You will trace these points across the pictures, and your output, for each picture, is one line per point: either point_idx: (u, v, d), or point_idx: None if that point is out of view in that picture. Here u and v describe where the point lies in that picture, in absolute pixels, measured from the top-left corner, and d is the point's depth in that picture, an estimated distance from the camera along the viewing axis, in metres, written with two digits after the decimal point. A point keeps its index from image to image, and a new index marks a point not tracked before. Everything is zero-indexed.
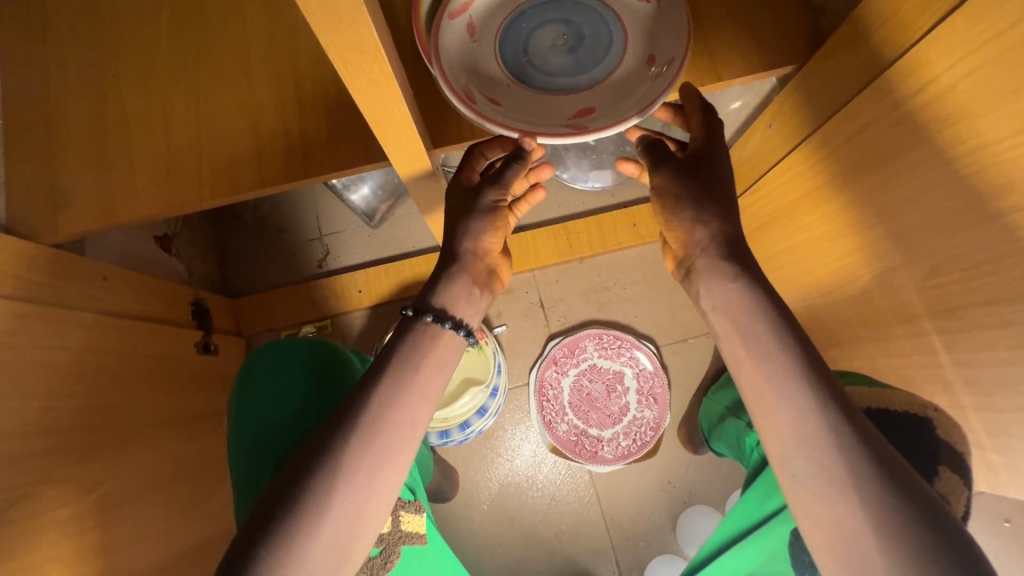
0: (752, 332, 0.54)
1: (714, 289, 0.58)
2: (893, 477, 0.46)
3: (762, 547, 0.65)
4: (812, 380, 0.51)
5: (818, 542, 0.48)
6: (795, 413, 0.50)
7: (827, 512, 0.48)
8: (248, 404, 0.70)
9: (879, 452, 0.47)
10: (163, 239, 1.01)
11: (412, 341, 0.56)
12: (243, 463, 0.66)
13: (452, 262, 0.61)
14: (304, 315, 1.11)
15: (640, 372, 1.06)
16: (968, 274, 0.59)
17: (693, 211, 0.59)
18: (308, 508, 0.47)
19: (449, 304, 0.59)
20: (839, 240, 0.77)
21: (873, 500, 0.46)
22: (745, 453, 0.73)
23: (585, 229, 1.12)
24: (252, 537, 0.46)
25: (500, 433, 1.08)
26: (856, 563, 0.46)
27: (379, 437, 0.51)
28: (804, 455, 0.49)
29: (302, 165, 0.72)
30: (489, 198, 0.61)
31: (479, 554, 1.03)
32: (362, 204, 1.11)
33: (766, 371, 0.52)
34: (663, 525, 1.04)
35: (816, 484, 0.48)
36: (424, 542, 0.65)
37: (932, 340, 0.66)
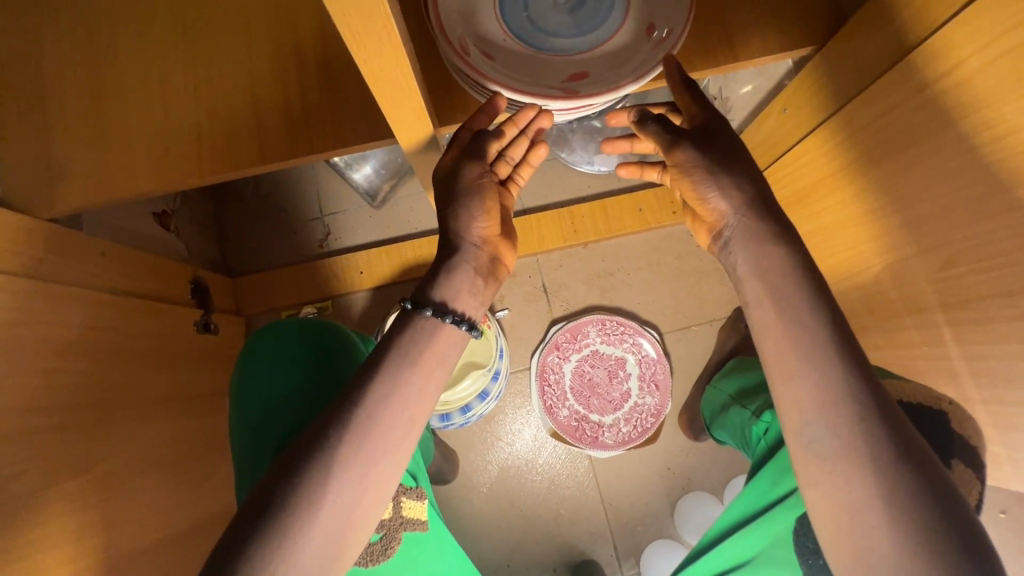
0: (787, 297, 0.53)
1: (753, 252, 0.55)
2: (909, 460, 0.45)
3: (763, 535, 0.65)
4: (839, 350, 0.50)
5: (823, 513, 0.48)
6: (815, 383, 0.49)
7: (838, 485, 0.47)
8: (250, 383, 0.69)
9: (901, 433, 0.47)
10: (161, 216, 1.00)
11: (411, 334, 0.54)
12: (240, 444, 0.66)
13: (449, 254, 0.58)
14: (305, 295, 1.10)
15: (642, 359, 1.06)
16: (983, 266, 0.57)
17: (707, 191, 0.57)
18: (300, 506, 0.46)
19: (449, 297, 0.57)
20: (853, 229, 0.75)
21: (886, 476, 0.45)
22: (749, 441, 0.72)
23: (590, 213, 1.10)
24: (248, 525, 0.45)
25: (500, 418, 1.08)
26: (857, 535, 0.46)
27: (374, 430, 0.50)
28: (823, 421, 0.48)
29: (301, 144, 0.71)
30: (469, 177, 0.57)
31: (477, 536, 1.04)
32: (364, 183, 1.09)
33: (788, 336, 0.51)
34: (661, 511, 1.05)
35: (830, 453, 0.48)
36: (426, 528, 0.65)
37: (941, 331, 0.65)
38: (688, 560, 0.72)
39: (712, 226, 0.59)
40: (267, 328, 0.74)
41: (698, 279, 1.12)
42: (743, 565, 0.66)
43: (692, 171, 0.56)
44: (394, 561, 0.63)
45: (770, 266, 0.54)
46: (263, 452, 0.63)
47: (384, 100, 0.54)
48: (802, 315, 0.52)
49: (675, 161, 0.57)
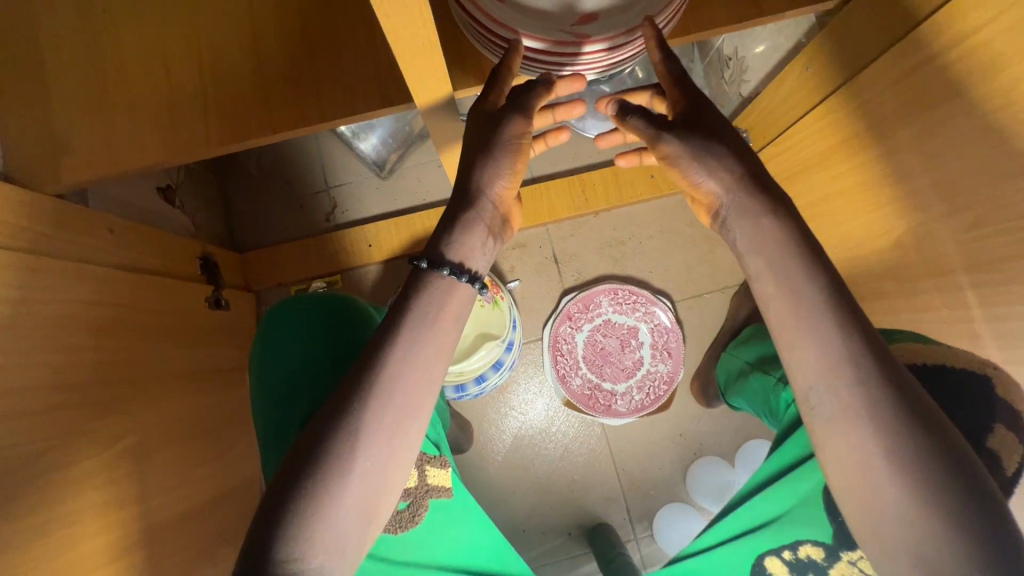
0: (788, 269, 0.50)
1: (747, 230, 0.53)
2: (916, 419, 0.45)
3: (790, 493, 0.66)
4: (842, 315, 0.48)
5: (836, 474, 0.48)
6: (823, 345, 0.48)
7: (841, 448, 0.47)
8: (265, 359, 0.70)
9: (907, 391, 0.46)
10: (166, 190, 0.98)
11: (427, 296, 0.51)
12: (262, 417, 0.67)
13: (466, 207, 0.55)
14: (313, 269, 1.10)
15: (656, 328, 1.05)
16: (1010, 225, 0.56)
17: (697, 176, 0.54)
18: (321, 494, 0.45)
19: (462, 255, 0.53)
20: (875, 191, 0.74)
21: (892, 434, 0.45)
22: (773, 409, 0.72)
23: (601, 180, 1.08)
24: (277, 501, 0.45)
25: (514, 387, 1.09)
26: (868, 493, 0.46)
27: (388, 410, 0.48)
28: (829, 384, 0.47)
29: (311, 113, 0.68)
30: (514, 132, 0.54)
31: (493, 503, 1.06)
32: (371, 153, 1.07)
33: (790, 303, 0.50)
34: (673, 475, 1.06)
35: (835, 413, 0.47)
36: (451, 495, 0.66)
37: (964, 294, 0.64)
38: (713, 521, 0.71)
39: (710, 206, 0.56)
40: (275, 308, 0.73)
41: (710, 246, 1.11)
42: (768, 523, 0.67)
43: (678, 161, 0.54)
44: (421, 527, 0.64)
45: (765, 239, 0.52)
46: (291, 422, 0.64)
47: (403, 57, 0.51)
48: (811, 282, 0.50)
49: (662, 153, 0.55)
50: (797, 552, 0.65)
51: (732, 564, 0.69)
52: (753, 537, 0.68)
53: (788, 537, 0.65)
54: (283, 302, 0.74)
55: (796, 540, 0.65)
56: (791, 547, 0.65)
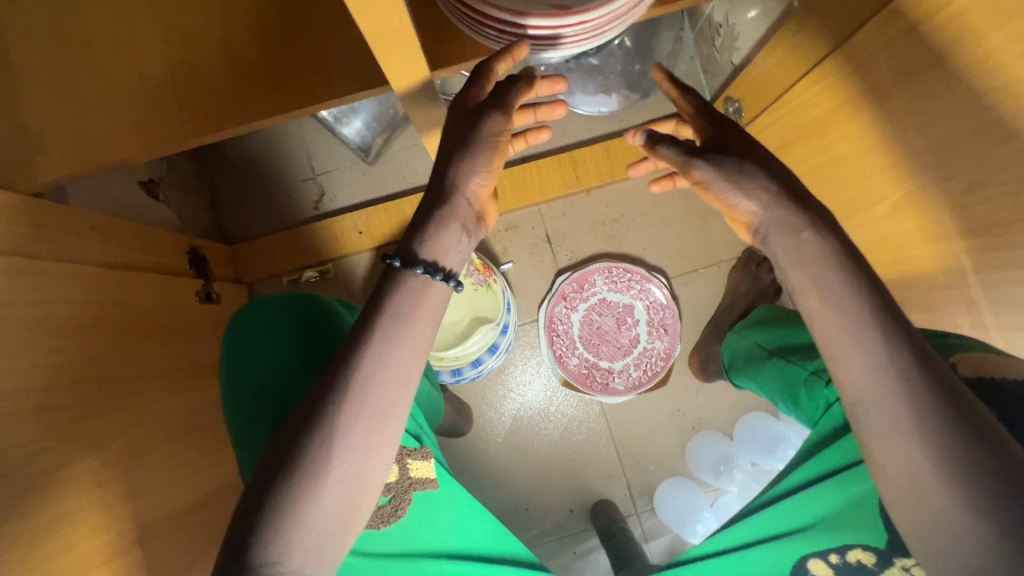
0: (829, 282, 0.49)
1: (784, 246, 0.52)
2: (967, 431, 0.41)
3: (838, 497, 0.61)
4: (887, 325, 0.46)
5: (893, 495, 0.45)
6: (867, 357, 0.46)
7: (892, 461, 0.45)
8: (238, 361, 0.68)
9: (961, 403, 0.43)
10: (149, 184, 0.97)
11: (400, 294, 0.50)
12: (237, 417, 0.65)
13: (438, 205, 0.53)
14: (304, 258, 1.08)
15: (651, 305, 1.05)
16: (1007, 189, 0.54)
17: (730, 197, 0.53)
18: (298, 500, 0.45)
19: (434, 252, 0.52)
20: (869, 160, 0.72)
21: (941, 447, 0.42)
22: (803, 404, 0.67)
23: (592, 156, 1.06)
24: (253, 507, 0.45)
25: (511, 369, 1.09)
26: (923, 512, 0.43)
27: (365, 411, 0.48)
28: (875, 397, 0.45)
29: (288, 99, 0.66)
30: (491, 129, 0.53)
31: (494, 484, 1.07)
32: (356, 138, 1.05)
33: (838, 315, 0.48)
34: (672, 450, 1.07)
35: (883, 426, 0.45)
36: (437, 486, 0.65)
37: (961, 260, 0.64)
38: (743, 524, 0.66)
39: (747, 224, 0.55)
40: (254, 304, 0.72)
41: (704, 220, 1.10)
42: (811, 526, 0.63)
43: (710, 185, 0.54)
44: (406, 521, 0.65)
45: (809, 252, 0.50)
46: (265, 423, 0.63)
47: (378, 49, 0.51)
48: (858, 294, 0.48)
49: (695, 178, 0.54)
50: (845, 556, 0.60)
51: (770, 567, 0.65)
52: (794, 541, 0.63)
53: (835, 541, 0.61)
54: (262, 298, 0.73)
55: (844, 544, 0.60)
56: (838, 551, 0.61)
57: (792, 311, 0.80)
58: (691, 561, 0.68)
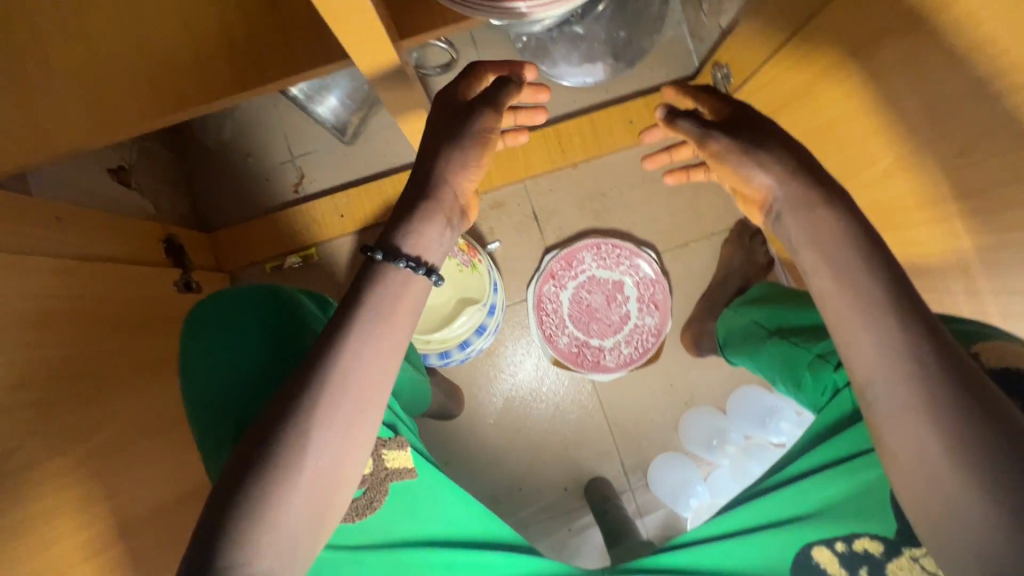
0: (844, 263, 0.47)
1: (802, 221, 0.50)
2: (980, 410, 0.40)
3: (847, 483, 0.58)
4: (900, 306, 0.45)
5: (902, 475, 0.44)
6: (880, 339, 0.44)
7: (904, 447, 0.43)
8: (194, 355, 0.64)
9: (974, 384, 0.41)
10: (119, 171, 0.93)
11: (381, 287, 0.49)
12: (195, 407, 0.62)
13: (423, 198, 0.52)
14: (286, 244, 1.06)
15: (640, 281, 1.03)
16: (1002, 148, 0.52)
17: (750, 172, 0.52)
18: (270, 495, 0.43)
19: (416, 243, 0.51)
20: (858, 123, 0.69)
21: (952, 427, 0.40)
22: (803, 386, 0.65)
23: (577, 130, 1.04)
24: (222, 502, 0.43)
25: (501, 350, 1.08)
26: (933, 494, 0.41)
27: (339, 408, 0.46)
28: (890, 377, 0.44)
29: (249, 76, 0.62)
30: (481, 125, 0.53)
31: (487, 465, 1.07)
32: (330, 116, 1.00)
33: (851, 298, 0.46)
34: (665, 426, 1.06)
35: (894, 407, 0.43)
36: (415, 476, 0.64)
37: (955, 224, 0.61)
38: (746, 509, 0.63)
39: (762, 203, 0.54)
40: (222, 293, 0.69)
41: (694, 192, 1.07)
42: (818, 513, 0.59)
43: (728, 157, 0.53)
44: (381, 514, 0.63)
45: (824, 232, 0.49)
46: (221, 419, 0.60)
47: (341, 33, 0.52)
48: (868, 274, 0.46)
49: (710, 152, 0.55)
50: (851, 545, 0.57)
51: (772, 555, 0.60)
52: (797, 527, 0.60)
53: (843, 528, 0.57)
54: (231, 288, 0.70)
55: (851, 532, 0.57)
56: (845, 539, 0.57)
57: (796, 290, 0.77)
58: (688, 545, 0.64)
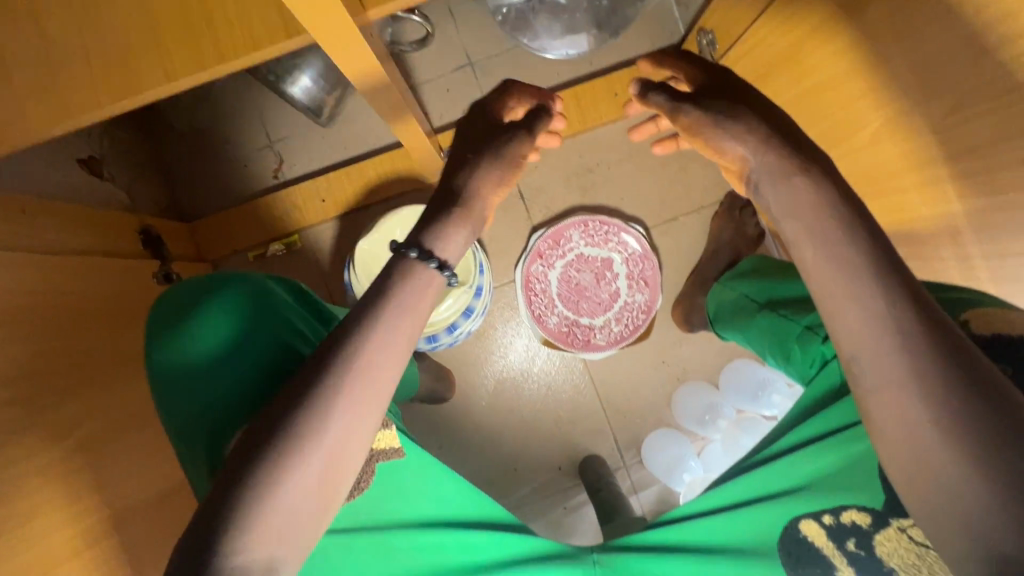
0: (823, 233, 0.46)
1: (779, 191, 0.50)
2: (966, 380, 0.39)
3: (833, 457, 0.58)
4: (885, 277, 0.44)
5: (888, 449, 0.42)
6: (866, 312, 0.43)
7: (892, 419, 0.42)
8: (164, 356, 0.61)
9: (960, 353, 0.40)
10: (88, 161, 0.90)
11: (401, 281, 0.51)
12: (175, 408, 0.59)
13: (453, 204, 0.56)
14: (267, 231, 1.04)
15: (629, 257, 1.01)
16: (991, 105, 0.50)
17: (722, 142, 0.53)
18: (268, 490, 0.42)
19: (442, 244, 0.54)
20: (847, 85, 0.67)
21: (937, 398, 0.39)
22: (791, 359, 0.65)
23: (562, 104, 1.01)
24: (221, 495, 0.42)
25: (491, 332, 1.07)
26: (918, 466, 0.40)
27: (349, 404, 0.45)
28: (879, 351, 0.42)
29: (210, 55, 0.60)
30: (513, 146, 0.60)
31: (481, 447, 1.06)
32: (304, 98, 0.96)
33: (834, 268, 0.45)
34: (658, 402, 1.06)
35: (880, 379, 0.42)
36: (401, 455, 0.63)
37: (946, 187, 0.60)
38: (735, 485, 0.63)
39: (738, 173, 0.54)
40: (238, 282, 0.63)
41: (682, 165, 1.05)
42: (805, 488, 0.59)
43: (701, 129, 0.54)
44: (370, 492, 0.63)
45: (809, 198, 0.47)
46: (204, 422, 0.58)
47: (331, 45, 0.54)
48: (851, 245, 0.45)
49: (682, 126, 0.56)
50: (839, 518, 0.56)
51: (760, 530, 0.60)
52: (785, 503, 0.59)
53: (831, 501, 0.56)
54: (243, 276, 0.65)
55: (839, 505, 0.56)
56: (833, 512, 0.56)
57: (786, 261, 0.76)
58: (676, 523, 0.65)
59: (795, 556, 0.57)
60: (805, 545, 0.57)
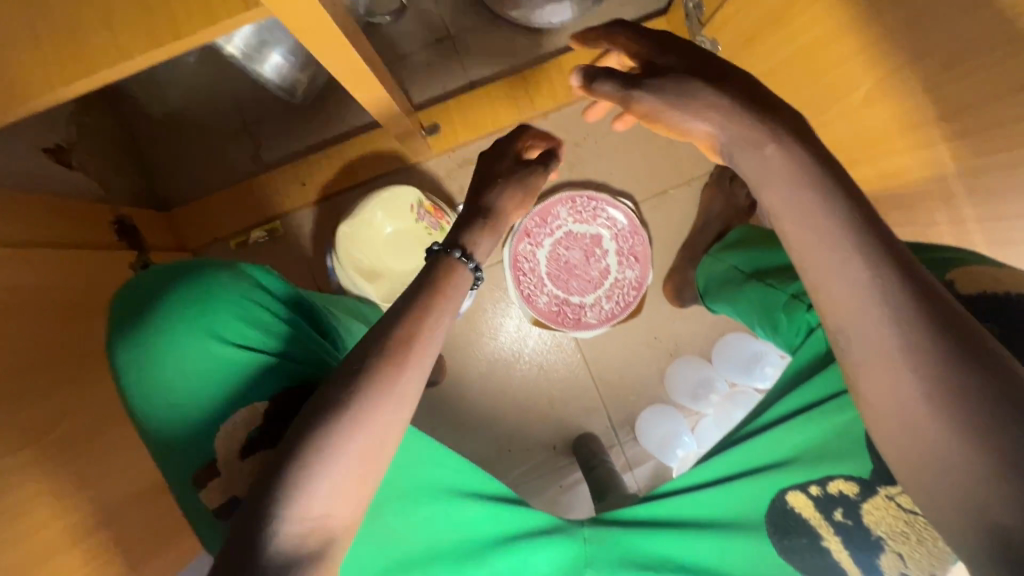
0: (798, 206, 0.44)
1: (748, 162, 0.46)
2: (953, 343, 0.38)
3: (820, 429, 0.57)
4: (872, 243, 0.42)
5: (879, 418, 0.42)
6: (853, 281, 0.42)
7: (883, 393, 0.41)
8: (138, 365, 0.55)
9: (946, 317, 0.39)
10: (56, 151, 0.87)
11: (436, 278, 0.54)
12: (153, 418, 0.55)
13: (481, 216, 0.59)
14: (248, 218, 1.01)
15: (618, 233, 0.99)
16: (986, 59, 0.48)
17: (683, 121, 0.48)
18: (314, 473, 0.43)
19: (475, 248, 0.58)
20: (837, 45, 0.64)
21: (923, 366, 0.39)
22: (779, 330, 0.64)
23: (544, 76, 0.98)
24: (268, 479, 0.43)
25: (481, 313, 1.05)
26: (907, 434, 0.40)
27: (389, 390, 0.46)
28: (868, 320, 0.41)
29: (163, 29, 0.56)
30: (532, 173, 0.62)
31: (474, 429, 1.06)
32: (276, 76, 0.93)
33: (823, 236, 0.43)
34: (651, 378, 1.05)
35: (868, 349, 0.41)
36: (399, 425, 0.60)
37: (940, 150, 0.57)
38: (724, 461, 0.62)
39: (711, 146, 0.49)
40: (227, 285, 0.59)
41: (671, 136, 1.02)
42: (794, 461, 0.58)
43: (660, 115, 0.48)
44: None
45: (797, 162, 0.45)
46: (185, 430, 0.55)
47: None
48: (836, 207, 0.43)
49: (640, 112, 0.50)
50: (826, 488, 0.56)
51: (745, 501, 0.60)
52: (770, 476, 0.58)
53: (818, 472, 0.56)
54: (230, 276, 0.60)
55: (826, 475, 0.56)
56: (820, 482, 0.56)
57: (772, 230, 0.74)
58: (665, 496, 0.63)
59: (782, 527, 0.57)
60: (794, 518, 0.57)
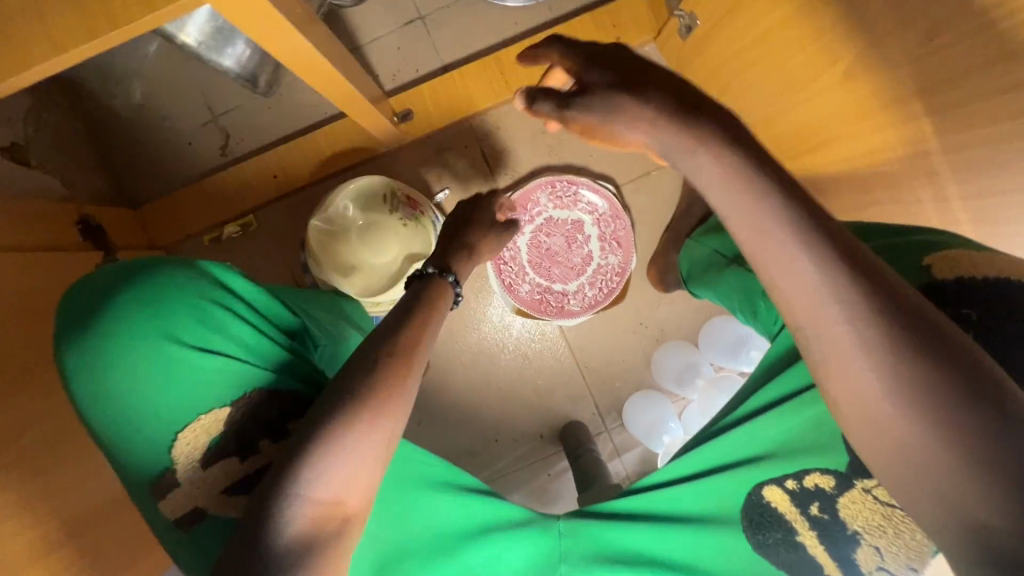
0: (754, 200, 0.42)
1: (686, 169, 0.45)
2: (922, 342, 0.36)
3: (793, 422, 0.56)
4: (825, 240, 0.40)
5: (847, 417, 0.40)
6: (812, 277, 0.40)
7: (849, 391, 0.39)
8: (87, 375, 0.53)
9: (913, 314, 0.37)
10: (12, 149, 0.83)
11: (431, 291, 0.58)
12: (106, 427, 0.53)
13: (466, 252, 0.66)
14: (219, 213, 0.98)
15: (599, 217, 0.97)
16: (975, 26, 0.45)
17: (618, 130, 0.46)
18: (327, 466, 0.44)
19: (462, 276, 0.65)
20: (818, 15, 0.60)
21: (890, 365, 0.37)
22: (760, 317, 0.62)
23: (519, 57, 0.94)
24: (280, 472, 0.43)
25: (463, 304, 1.03)
26: (875, 434, 0.38)
27: (399, 385, 0.47)
28: (831, 317, 0.39)
29: (98, 17, 0.51)
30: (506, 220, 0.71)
31: (459, 420, 1.05)
32: (239, 67, 0.88)
33: (793, 225, 0.41)
34: (637, 364, 1.04)
35: (834, 347, 0.39)
36: None
37: (923, 125, 0.55)
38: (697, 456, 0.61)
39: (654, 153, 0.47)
40: (180, 286, 0.55)
41: None
42: (769, 455, 0.57)
43: (598, 125, 0.47)
44: None
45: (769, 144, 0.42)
46: (134, 440, 0.53)
47: None
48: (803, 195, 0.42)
49: (579, 125, 0.48)
50: (802, 482, 0.54)
51: (722, 496, 0.59)
52: (743, 471, 0.57)
53: (794, 466, 0.55)
54: (184, 276, 0.56)
55: (802, 469, 0.54)
56: (796, 476, 0.55)
57: None
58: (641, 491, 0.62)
59: (757, 521, 0.56)
60: (766, 509, 0.56)
